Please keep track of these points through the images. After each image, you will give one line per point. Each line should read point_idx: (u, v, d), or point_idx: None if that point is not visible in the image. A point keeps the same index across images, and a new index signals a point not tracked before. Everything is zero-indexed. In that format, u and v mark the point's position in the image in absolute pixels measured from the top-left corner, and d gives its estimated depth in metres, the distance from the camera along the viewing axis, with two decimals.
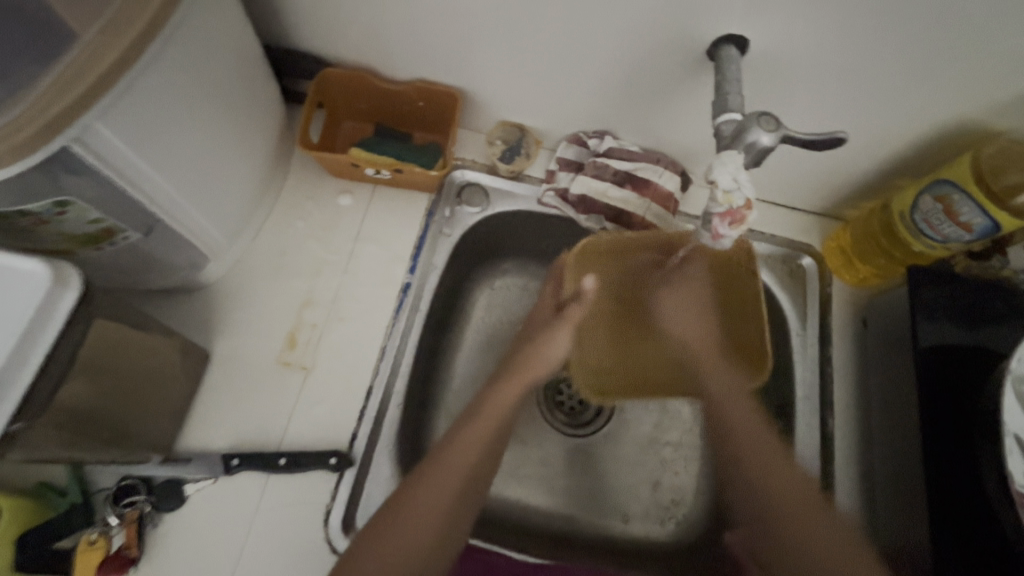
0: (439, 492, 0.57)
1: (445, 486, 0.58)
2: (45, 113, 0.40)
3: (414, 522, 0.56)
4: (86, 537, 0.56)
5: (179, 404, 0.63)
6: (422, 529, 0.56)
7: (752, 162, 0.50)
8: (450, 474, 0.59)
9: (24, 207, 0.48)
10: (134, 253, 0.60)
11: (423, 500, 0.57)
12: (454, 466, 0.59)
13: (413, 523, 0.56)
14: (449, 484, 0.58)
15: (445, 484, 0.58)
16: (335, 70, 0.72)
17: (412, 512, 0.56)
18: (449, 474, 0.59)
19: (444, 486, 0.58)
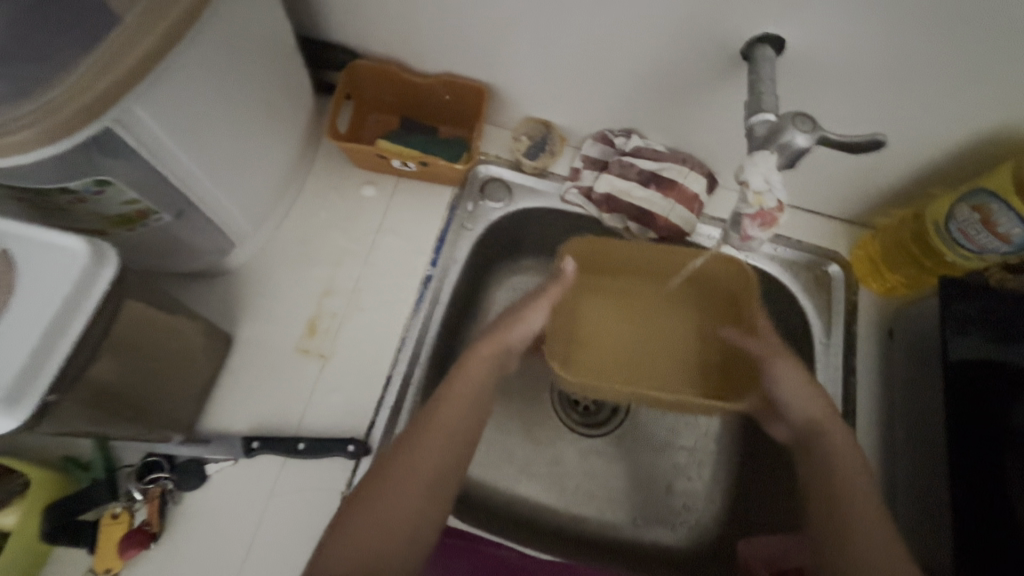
0: (418, 464, 0.59)
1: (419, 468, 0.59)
2: (88, 93, 0.41)
3: (385, 505, 0.57)
4: (111, 511, 0.58)
5: (201, 385, 0.65)
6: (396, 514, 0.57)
7: (785, 164, 0.49)
8: (417, 458, 0.59)
9: (66, 184, 0.49)
10: (164, 234, 0.61)
11: (392, 487, 0.58)
12: (423, 453, 0.59)
13: (386, 506, 0.57)
14: (426, 463, 0.59)
15: (417, 466, 0.59)
16: (365, 63, 0.73)
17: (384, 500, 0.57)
18: (419, 458, 0.59)
19: (418, 466, 0.59)
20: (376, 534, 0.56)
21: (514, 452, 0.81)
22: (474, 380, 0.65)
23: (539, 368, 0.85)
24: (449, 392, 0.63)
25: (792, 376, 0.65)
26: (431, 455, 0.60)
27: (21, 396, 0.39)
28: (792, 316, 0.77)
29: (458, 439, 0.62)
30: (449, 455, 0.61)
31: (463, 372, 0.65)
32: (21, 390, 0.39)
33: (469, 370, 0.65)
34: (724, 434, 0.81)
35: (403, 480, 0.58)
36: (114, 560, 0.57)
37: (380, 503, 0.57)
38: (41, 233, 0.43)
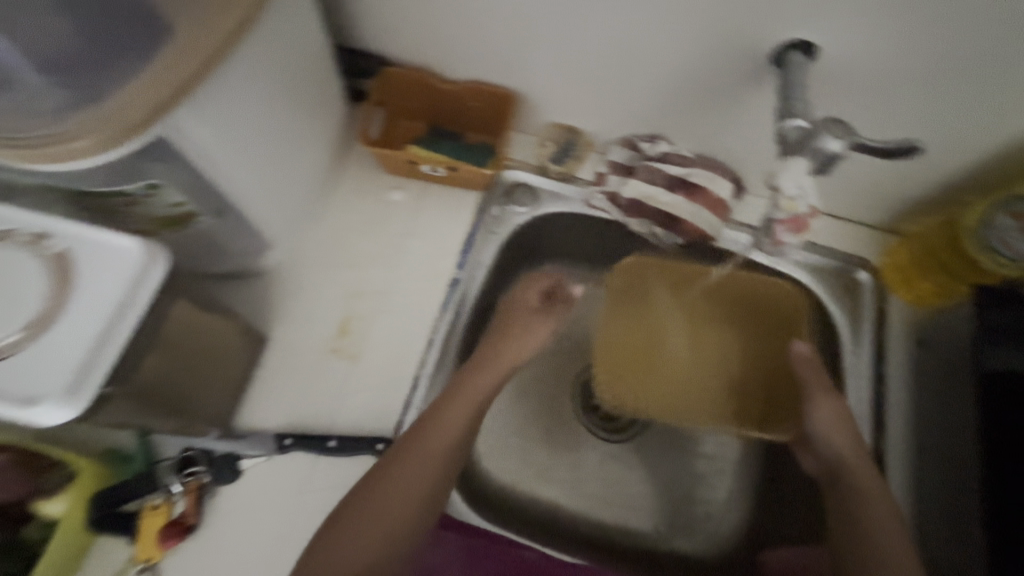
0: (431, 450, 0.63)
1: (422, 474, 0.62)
2: (147, 101, 0.43)
3: (386, 509, 0.61)
4: (150, 502, 0.60)
5: (236, 383, 0.66)
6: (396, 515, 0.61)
7: (816, 168, 0.48)
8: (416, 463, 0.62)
9: (119, 186, 0.52)
10: (204, 236, 0.63)
11: (394, 491, 0.61)
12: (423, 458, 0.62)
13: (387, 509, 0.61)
14: (439, 451, 0.63)
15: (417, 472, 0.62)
16: (396, 70, 0.74)
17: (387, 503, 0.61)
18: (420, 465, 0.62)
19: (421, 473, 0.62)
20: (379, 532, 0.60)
21: (538, 455, 0.81)
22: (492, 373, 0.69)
23: (562, 372, 0.85)
24: (452, 399, 0.66)
25: (833, 413, 0.65)
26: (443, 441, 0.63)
27: (79, 389, 0.41)
28: (819, 323, 0.77)
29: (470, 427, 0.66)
30: (450, 457, 0.64)
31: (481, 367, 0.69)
32: (80, 383, 0.41)
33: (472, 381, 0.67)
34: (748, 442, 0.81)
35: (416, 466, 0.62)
36: (155, 550, 0.59)
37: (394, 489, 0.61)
38: (97, 234, 0.45)
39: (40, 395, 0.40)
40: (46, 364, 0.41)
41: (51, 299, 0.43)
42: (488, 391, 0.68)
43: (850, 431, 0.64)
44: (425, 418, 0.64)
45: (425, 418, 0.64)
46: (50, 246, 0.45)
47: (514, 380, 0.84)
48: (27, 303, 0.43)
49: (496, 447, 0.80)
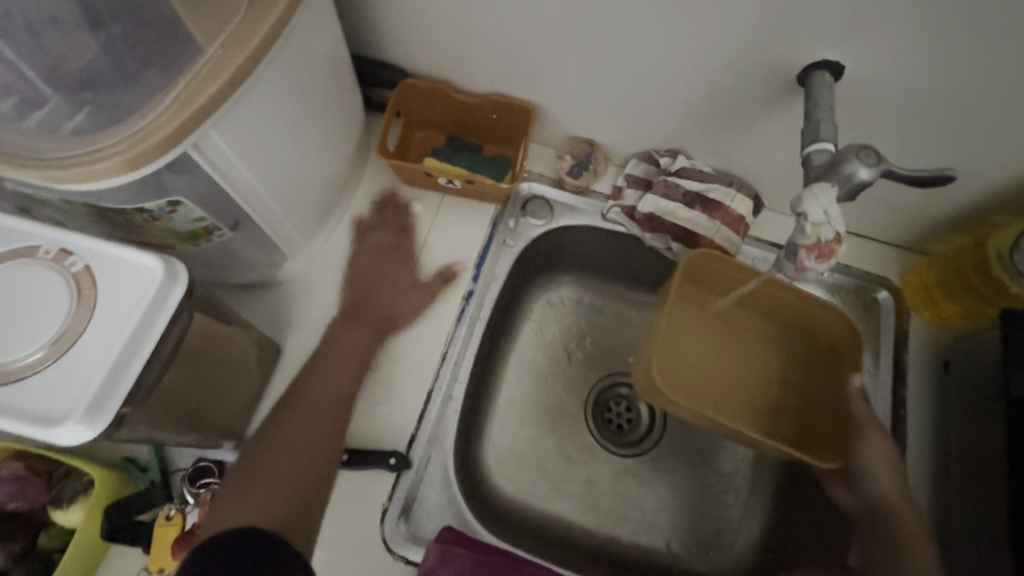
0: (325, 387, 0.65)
1: (311, 422, 0.61)
2: (173, 121, 0.43)
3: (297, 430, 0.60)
4: (165, 512, 0.60)
5: (250, 394, 0.67)
6: (296, 465, 0.58)
7: (845, 197, 0.48)
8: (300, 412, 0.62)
9: (141, 204, 0.51)
10: (222, 249, 0.64)
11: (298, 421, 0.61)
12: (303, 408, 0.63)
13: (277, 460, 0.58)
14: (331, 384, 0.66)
15: (305, 420, 0.61)
16: (414, 81, 0.74)
17: (277, 457, 0.58)
18: (310, 414, 0.62)
19: (310, 418, 0.62)
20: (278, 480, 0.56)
21: (549, 470, 0.80)
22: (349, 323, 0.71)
23: (575, 386, 0.85)
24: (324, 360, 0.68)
25: (884, 449, 0.63)
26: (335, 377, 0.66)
27: (102, 407, 0.41)
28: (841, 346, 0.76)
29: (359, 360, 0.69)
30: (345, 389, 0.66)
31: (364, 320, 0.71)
32: (102, 401, 0.41)
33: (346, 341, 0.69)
34: (762, 460, 0.80)
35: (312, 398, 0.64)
36: (168, 562, 0.58)
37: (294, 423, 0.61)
38: (121, 251, 0.45)
39: (60, 413, 0.40)
40: (66, 382, 0.41)
41: (72, 317, 0.43)
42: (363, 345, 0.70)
43: (896, 470, 0.63)
44: (303, 381, 0.66)
45: (317, 377, 0.66)
46: (72, 264, 0.45)
47: (527, 394, 0.83)
48: (50, 320, 0.43)
49: (508, 462, 0.80)
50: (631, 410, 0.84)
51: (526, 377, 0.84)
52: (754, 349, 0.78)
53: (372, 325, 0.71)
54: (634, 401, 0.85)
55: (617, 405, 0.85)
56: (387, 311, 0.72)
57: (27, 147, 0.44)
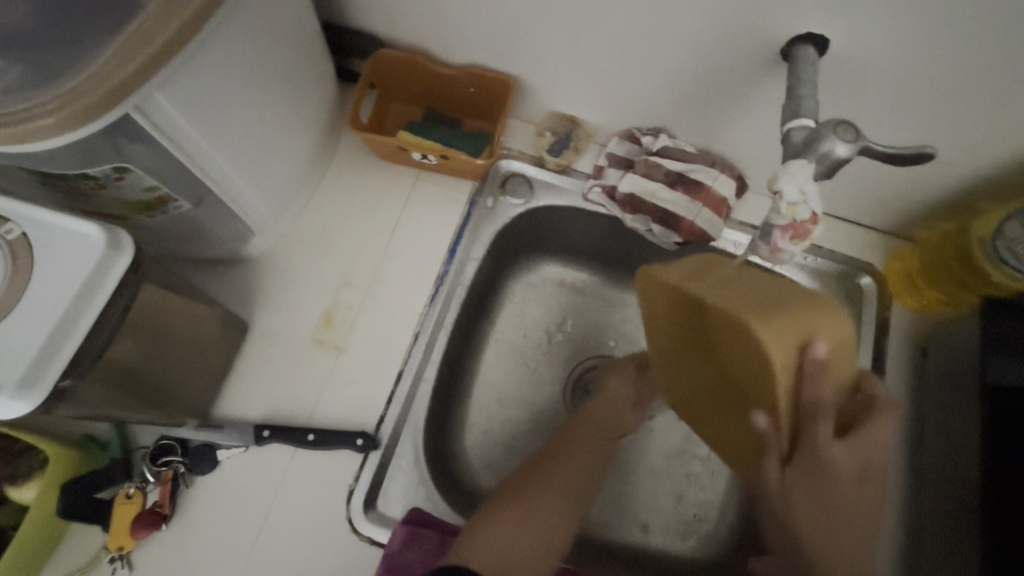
0: (577, 458, 0.69)
1: (562, 477, 0.67)
2: (108, 81, 0.40)
3: (557, 484, 0.66)
4: (125, 491, 0.59)
5: (216, 372, 0.65)
6: (548, 518, 0.63)
7: (823, 174, 0.46)
8: (553, 479, 0.66)
9: (85, 170, 0.49)
10: (184, 222, 0.61)
11: (560, 474, 0.67)
12: (560, 475, 0.67)
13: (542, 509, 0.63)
14: (584, 458, 0.70)
15: (563, 478, 0.67)
16: (388, 52, 0.71)
17: (536, 491, 0.64)
18: (562, 470, 0.67)
19: (566, 474, 0.67)
20: (524, 532, 0.61)
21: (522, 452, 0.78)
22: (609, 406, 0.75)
23: (552, 368, 0.83)
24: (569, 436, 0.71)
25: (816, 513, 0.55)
26: (585, 450, 0.70)
27: (37, 380, 0.39)
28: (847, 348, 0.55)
29: (598, 451, 0.71)
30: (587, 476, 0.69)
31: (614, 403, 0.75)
32: (38, 374, 0.39)
33: (573, 437, 0.70)
34: None
35: (572, 467, 0.68)
36: (127, 540, 0.57)
37: (565, 479, 0.67)
38: (62, 219, 0.43)
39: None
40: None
41: (8, 286, 0.41)
42: (609, 426, 0.74)
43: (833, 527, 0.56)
44: (565, 438, 0.70)
45: (563, 445, 0.70)
46: (8, 232, 0.43)
47: (505, 376, 0.81)
48: None
49: (483, 444, 0.78)
50: None
51: (504, 359, 0.82)
52: (708, 371, 0.63)
53: (608, 415, 0.75)
54: None
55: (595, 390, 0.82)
56: (619, 407, 0.75)
57: None
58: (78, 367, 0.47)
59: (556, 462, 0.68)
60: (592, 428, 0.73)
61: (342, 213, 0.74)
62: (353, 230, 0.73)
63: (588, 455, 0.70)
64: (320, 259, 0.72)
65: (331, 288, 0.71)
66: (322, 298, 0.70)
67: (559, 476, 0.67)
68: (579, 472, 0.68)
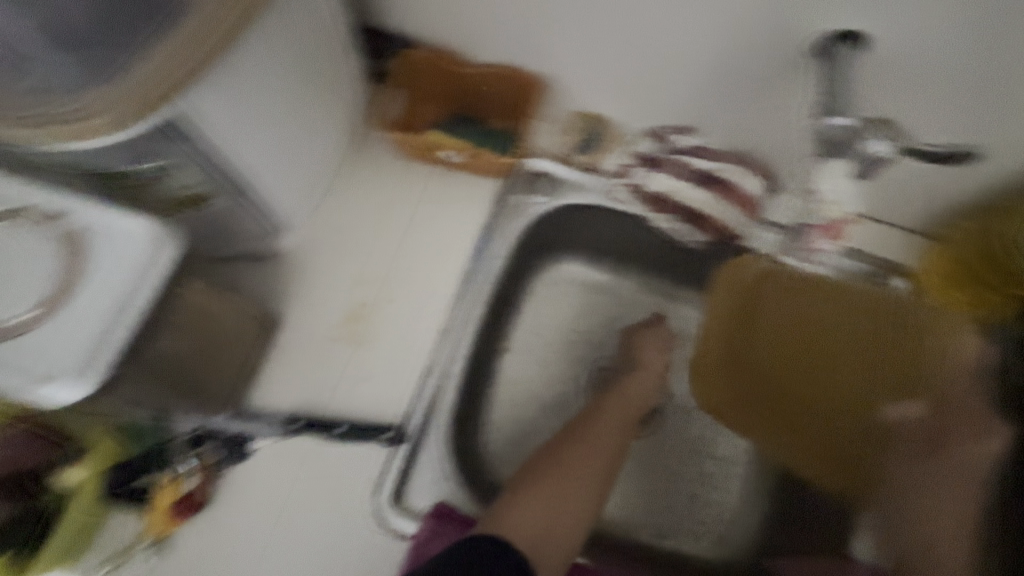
0: (592, 451, 0.67)
1: (581, 468, 0.66)
2: (160, 83, 0.42)
3: (573, 476, 0.65)
4: (164, 477, 0.60)
5: (249, 364, 0.67)
6: (565, 512, 0.63)
7: (857, 174, 0.47)
8: (565, 479, 0.65)
9: (136, 165, 0.51)
10: (220, 219, 0.63)
11: (576, 463, 0.66)
12: (576, 467, 0.66)
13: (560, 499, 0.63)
14: (598, 450, 0.68)
15: (579, 471, 0.66)
16: (417, 52, 0.72)
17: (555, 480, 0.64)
18: (577, 463, 0.66)
19: (584, 467, 0.66)
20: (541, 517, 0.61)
21: None
22: (629, 402, 0.72)
23: None
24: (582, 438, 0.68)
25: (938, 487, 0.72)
26: (603, 440, 0.69)
27: (95, 366, 0.42)
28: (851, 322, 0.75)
29: (618, 445, 0.69)
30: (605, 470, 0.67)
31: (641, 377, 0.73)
32: (94, 362, 0.42)
33: (589, 427, 0.69)
34: (761, 448, 0.77)
35: (586, 459, 0.67)
36: (166, 524, 0.60)
37: (581, 469, 0.66)
38: (114, 216, 0.45)
39: (50, 376, 0.43)
40: (60, 343, 0.44)
41: (65, 280, 0.43)
42: (624, 424, 0.71)
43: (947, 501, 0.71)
44: (582, 428, 0.69)
45: (579, 437, 0.68)
46: (63, 226, 0.45)
47: None
48: (46, 280, 0.46)
49: None
50: None
51: (526, 360, 0.78)
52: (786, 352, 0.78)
53: (632, 406, 0.72)
54: None
55: None
56: (640, 399, 0.73)
57: (20, 106, 0.43)
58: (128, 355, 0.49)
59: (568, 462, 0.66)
60: (605, 426, 0.70)
61: (371, 210, 0.75)
62: (381, 227, 0.74)
63: (605, 447, 0.68)
64: (350, 256, 0.73)
65: (360, 285, 0.72)
66: (352, 294, 0.72)
67: (575, 467, 0.66)
68: (595, 464, 0.67)
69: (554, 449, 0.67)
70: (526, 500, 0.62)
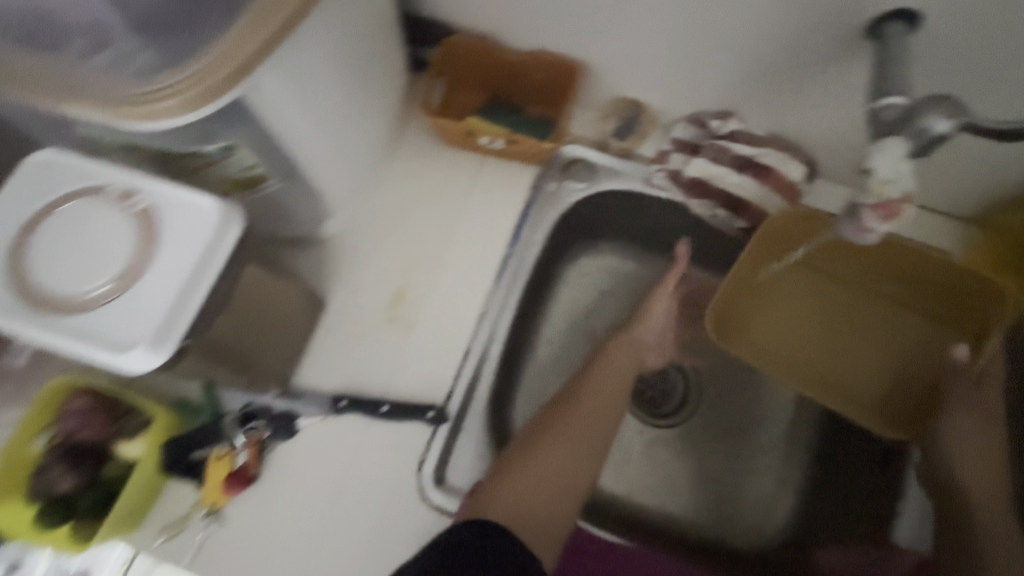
0: (589, 413, 0.65)
1: (579, 432, 0.64)
2: (229, 63, 0.44)
3: (569, 440, 0.63)
4: (217, 451, 0.62)
5: (296, 345, 0.69)
6: (567, 479, 0.61)
7: (914, 153, 0.44)
8: (566, 449, 0.62)
9: (199, 147, 0.53)
10: (271, 202, 0.65)
11: (574, 427, 0.64)
12: (573, 430, 0.64)
13: (560, 464, 0.61)
14: (595, 411, 0.66)
15: (576, 434, 0.64)
16: (463, 37, 0.73)
17: (554, 445, 0.62)
18: (574, 427, 0.64)
19: (583, 429, 0.64)
20: (543, 488, 0.59)
21: None
22: (627, 365, 0.70)
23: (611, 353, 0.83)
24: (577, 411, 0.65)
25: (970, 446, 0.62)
26: (599, 400, 0.66)
27: (167, 336, 0.43)
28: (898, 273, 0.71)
29: (615, 404, 0.67)
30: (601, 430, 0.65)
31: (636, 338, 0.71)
32: (167, 332, 0.44)
33: (586, 388, 0.67)
34: (802, 437, 0.76)
35: (583, 422, 0.64)
36: (220, 496, 0.62)
37: (577, 432, 0.64)
38: (181, 194, 0.47)
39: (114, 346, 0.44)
40: (116, 312, 0.45)
41: (138, 254, 0.45)
42: (617, 393, 0.68)
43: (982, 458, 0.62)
44: (578, 389, 0.67)
45: (567, 395, 0.67)
46: (133, 204, 0.47)
47: None
48: (118, 253, 0.46)
49: None
50: (665, 381, 0.81)
51: (562, 345, 0.78)
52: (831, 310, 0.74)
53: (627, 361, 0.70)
54: (667, 372, 0.81)
55: (652, 376, 0.81)
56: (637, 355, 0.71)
57: (96, 84, 0.45)
58: (197, 328, 0.52)
59: (566, 438, 0.63)
60: (603, 395, 0.67)
61: (414, 195, 0.76)
62: (421, 212, 0.76)
63: (606, 408, 0.66)
64: (392, 240, 0.74)
65: (402, 268, 0.73)
66: (393, 277, 0.73)
67: (574, 429, 0.64)
68: (592, 425, 0.65)
69: (543, 424, 0.64)
70: (530, 472, 0.60)
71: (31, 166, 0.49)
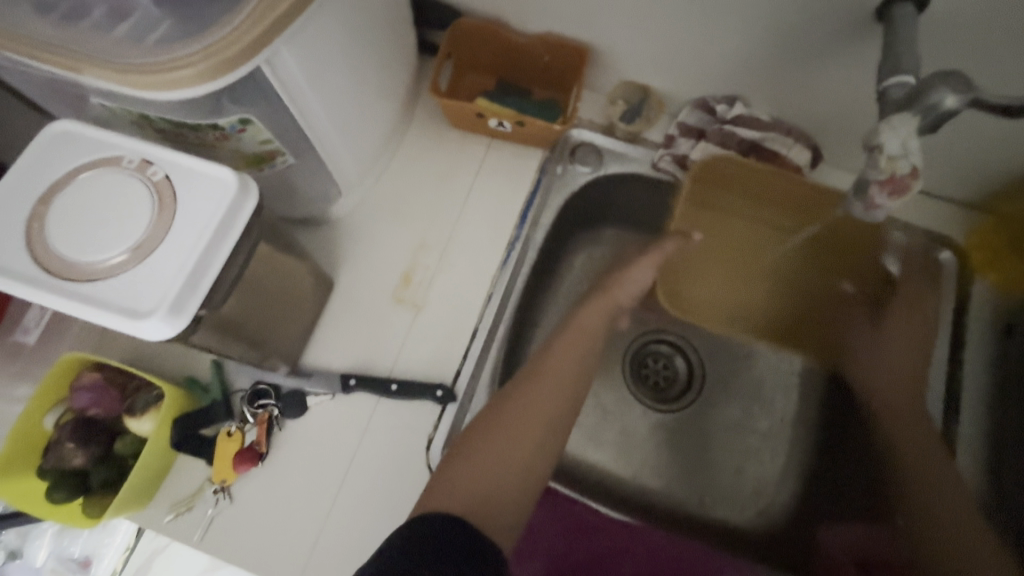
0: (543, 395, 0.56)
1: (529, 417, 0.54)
2: (246, 36, 0.44)
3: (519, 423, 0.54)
4: (227, 428, 0.64)
5: (305, 325, 0.69)
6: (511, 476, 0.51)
7: (925, 129, 0.45)
8: (514, 432, 0.54)
9: (215, 122, 0.52)
10: (282, 179, 0.65)
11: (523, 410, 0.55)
12: (526, 411, 0.55)
13: (504, 456, 0.52)
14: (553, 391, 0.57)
15: (525, 418, 0.55)
16: (468, 20, 0.73)
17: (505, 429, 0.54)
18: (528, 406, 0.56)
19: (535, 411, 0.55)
20: (489, 477, 0.51)
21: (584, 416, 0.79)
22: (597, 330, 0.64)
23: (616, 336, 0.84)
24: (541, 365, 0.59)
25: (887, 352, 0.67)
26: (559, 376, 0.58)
27: (184, 306, 0.45)
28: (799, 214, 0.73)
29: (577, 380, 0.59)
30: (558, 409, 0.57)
31: (612, 294, 0.66)
32: (184, 300, 0.45)
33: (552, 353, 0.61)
34: (802, 421, 0.77)
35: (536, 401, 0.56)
36: (230, 473, 0.63)
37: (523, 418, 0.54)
38: (198, 162, 0.48)
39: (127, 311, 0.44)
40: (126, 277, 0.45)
41: (155, 223, 0.46)
42: (579, 366, 0.60)
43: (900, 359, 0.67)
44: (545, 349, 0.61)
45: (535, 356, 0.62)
46: (153, 173, 0.48)
47: None
48: (134, 221, 0.46)
49: None
50: (669, 366, 0.82)
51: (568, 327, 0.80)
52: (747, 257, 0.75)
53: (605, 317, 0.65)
54: (671, 357, 0.82)
55: (655, 361, 0.82)
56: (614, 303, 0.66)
57: (110, 52, 0.45)
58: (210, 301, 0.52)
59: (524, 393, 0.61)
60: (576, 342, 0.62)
61: (421, 177, 0.77)
62: (429, 193, 0.76)
63: (568, 383, 0.58)
64: (399, 221, 0.75)
65: (409, 249, 0.74)
66: (401, 258, 0.73)
67: (531, 406, 0.56)
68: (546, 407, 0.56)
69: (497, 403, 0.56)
70: (477, 455, 0.52)
71: (44, 139, 0.49)
